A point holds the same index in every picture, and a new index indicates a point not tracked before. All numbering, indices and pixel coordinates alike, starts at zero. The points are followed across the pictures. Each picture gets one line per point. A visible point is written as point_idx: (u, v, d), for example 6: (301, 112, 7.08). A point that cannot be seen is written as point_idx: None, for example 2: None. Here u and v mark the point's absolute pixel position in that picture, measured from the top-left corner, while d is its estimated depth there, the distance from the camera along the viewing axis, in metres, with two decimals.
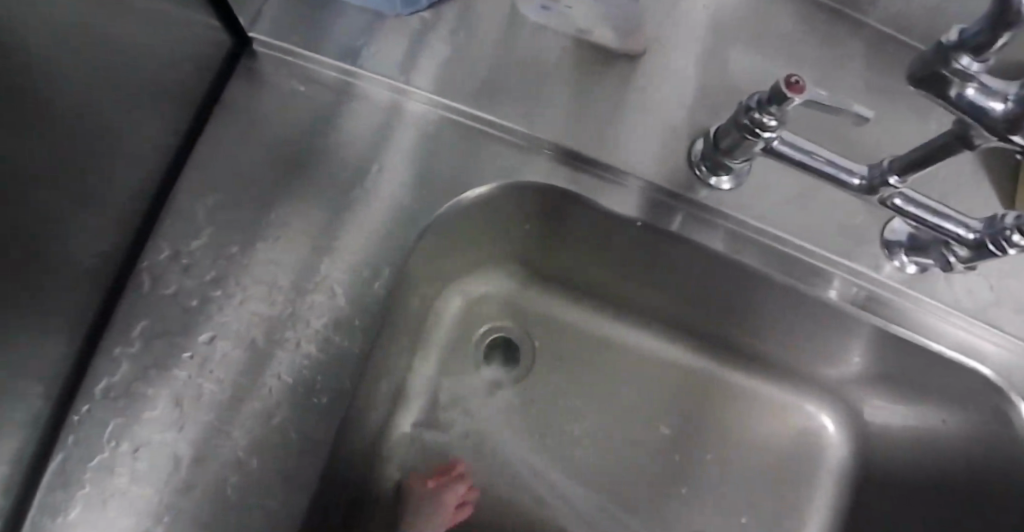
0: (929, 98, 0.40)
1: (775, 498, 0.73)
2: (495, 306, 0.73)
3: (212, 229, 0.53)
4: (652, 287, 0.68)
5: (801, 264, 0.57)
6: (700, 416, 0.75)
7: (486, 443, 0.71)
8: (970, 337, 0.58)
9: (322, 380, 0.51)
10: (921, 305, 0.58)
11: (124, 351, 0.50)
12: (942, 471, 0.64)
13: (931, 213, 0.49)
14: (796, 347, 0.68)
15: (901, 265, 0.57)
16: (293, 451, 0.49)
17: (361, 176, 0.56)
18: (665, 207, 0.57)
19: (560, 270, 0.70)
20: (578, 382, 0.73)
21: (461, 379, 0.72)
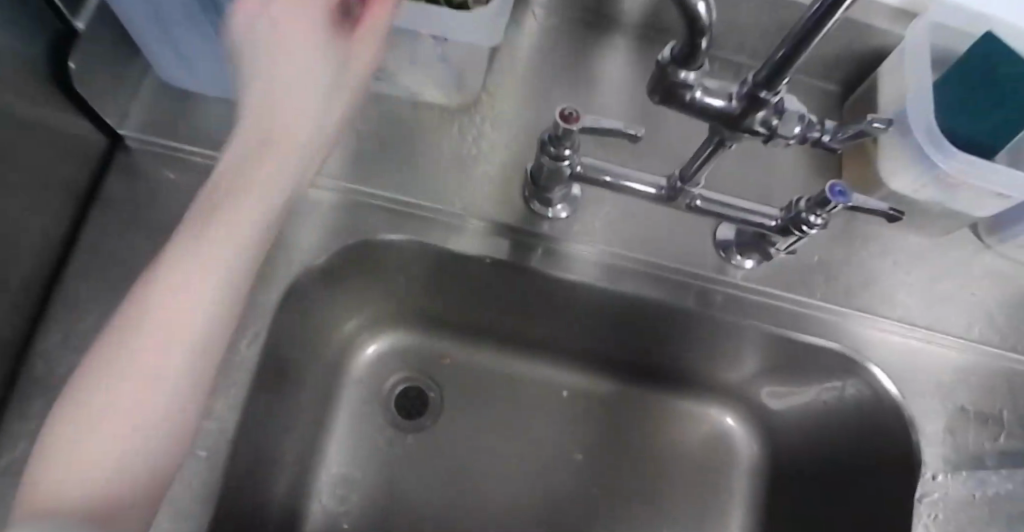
0: (675, 110, 0.46)
1: (699, 514, 0.71)
2: (401, 358, 0.76)
3: (99, 313, 0.57)
4: (542, 320, 0.72)
5: (659, 277, 0.62)
6: (613, 438, 0.75)
7: (406, 492, 0.71)
8: (819, 318, 0.63)
9: (207, 440, 0.55)
10: (772, 299, 0.63)
11: (19, 430, 0.53)
12: (831, 454, 0.67)
13: (733, 210, 0.56)
14: (687, 356, 0.72)
15: (740, 263, 0.63)
16: (179, 509, 0.53)
17: None
18: (609, 265, 0.62)
19: (453, 314, 0.74)
20: (489, 421, 0.75)
21: (374, 434, 0.73)
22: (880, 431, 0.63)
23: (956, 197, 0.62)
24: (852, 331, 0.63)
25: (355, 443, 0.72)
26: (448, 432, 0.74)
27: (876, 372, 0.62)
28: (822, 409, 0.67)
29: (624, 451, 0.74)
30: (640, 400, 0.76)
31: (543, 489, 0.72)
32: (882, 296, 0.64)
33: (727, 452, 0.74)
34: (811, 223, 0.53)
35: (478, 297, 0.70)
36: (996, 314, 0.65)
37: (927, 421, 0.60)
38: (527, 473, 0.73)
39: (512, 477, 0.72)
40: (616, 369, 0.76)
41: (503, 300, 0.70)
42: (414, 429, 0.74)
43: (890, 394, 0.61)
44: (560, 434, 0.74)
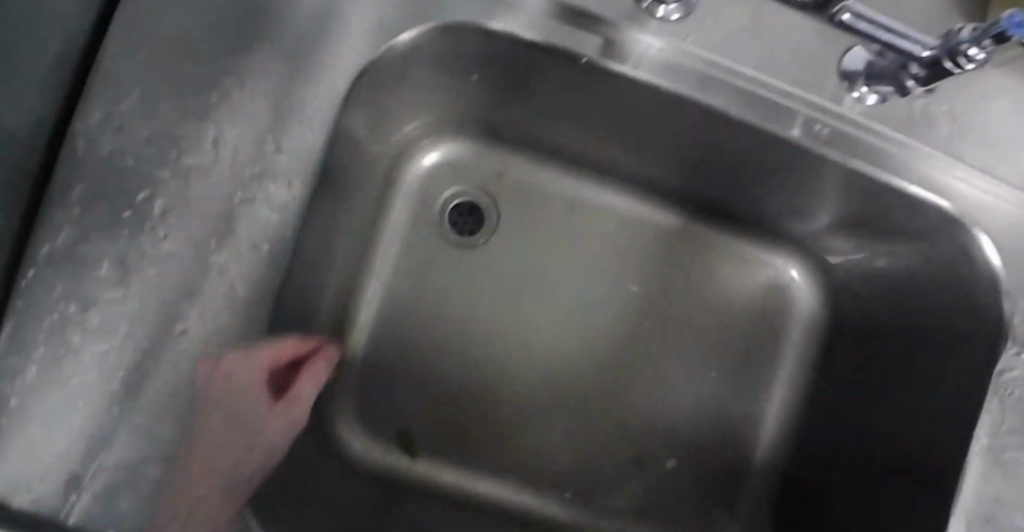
0: None
1: (747, 358, 0.71)
2: (457, 171, 0.70)
3: (141, 90, 0.51)
4: (616, 142, 0.65)
5: (761, 99, 0.54)
6: (670, 276, 0.71)
7: (452, 308, 0.69)
8: (929, 170, 0.54)
9: (264, 234, 0.53)
10: (894, 143, 0.54)
11: (64, 218, 0.50)
12: (894, 322, 0.64)
13: (882, 28, 0.46)
14: (769, 197, 0.65)
15: (862, 97, 0.54)
16: (236, 304, 0.52)
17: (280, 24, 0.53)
18: (671, 65, 0.54)
19: (518, 129, 0.67)
20: (544, 245, 0.71)
21: (423, 248, 0.69)
22: (963, 313, 0.57)
23: None
24: (964, 192, 0.54)
25: (407, 254, 0.69)
26: (499, 254, 0.70)
27: (982, 241, 0.54)
28: (899, 269, 0.62)
29: (678, 292, 0.71)
30: (705, 243, 0.71)
31: (592, 322, 0.71)
32: (1007, 158, 0.54)
33: (785, 303, 0.71)
34: (971, 56, 0.44)
35: (551, 108, 0.62)
36: None
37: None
38: (578, 306, 0.71)
39: (559, 308, 0.70)
40: (684, 204, 0.71)
41: (581, 110, 0.62)
42: (465, 247, 0.70)
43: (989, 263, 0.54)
44: (617, 270, 0.71)
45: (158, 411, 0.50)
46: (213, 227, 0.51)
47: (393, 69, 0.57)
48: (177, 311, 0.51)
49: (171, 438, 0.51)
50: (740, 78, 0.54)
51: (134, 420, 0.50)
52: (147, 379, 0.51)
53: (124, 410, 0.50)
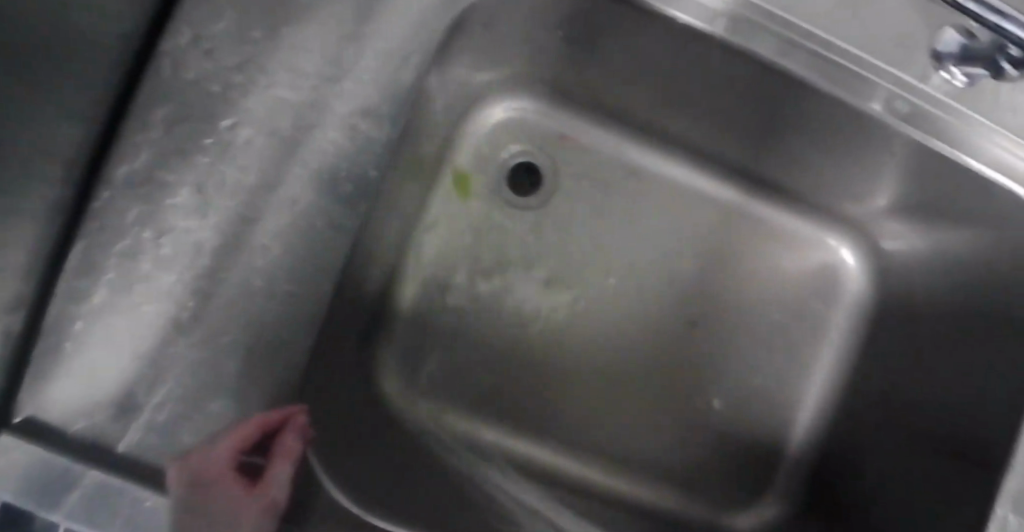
0: None
1: (791, 337, 0.72)
2: (519, 130, 0.69)
3: (231, 14, 0.49)
4: (685, 108, 0.65)
5: (846, 69, 0.54)
6: (720, 248, 0.71)
7: (502, 269, 0.68)
8: (1007, 155, 0.54)
9: (344, 170, 0.52)
10: (975, 125, 0.54)
11: (142, 139, 0.49)
12: (943, 308, 0.64)
13: (992, 12, 0.46)
14: (831, 174, 0.65)
15: (951, 77, 0.54)
16: (310, 240, 0.51)
17: None
18: (735, 17, 0.52)
19: (587, 91, 0.66)
20: (599, 210, 0.70)
21: (478, 204, 0.69)
22: (1018, 299, 0.57)
23: None
24: None
25: (461, 207, 0.68)
26: (552, 217, 0.70)
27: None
28: (953, 255, 0.63)
29: (728, 266, 0.71)
30: (758, 219, 0.72)
31: (642, 289, 0.70)
32: None
33: (832, 283, 0.72)
34: None
35: (627, 71, 0.62)
36: None
37: None
38: (630, 272, 0.70)
39: (610, 273, 0.70)
40: (742, 179, 0.71)
41: (657, 73, 0.61)
42: (521, 208, 0.69)
43: None
44: (671, 239, 0.71)
45: (227, 342, 0.50)
46: (294, 160, 0.51)
47: (477, 14, 0.55)
48: (252, 243, 0.50)
49: (240, 369, 0.50)
50: (835, 50, 0.53)
51: (203, 350, 0.49)
52: (217, 309, 0.49)
53: (193, 338, 0.49)
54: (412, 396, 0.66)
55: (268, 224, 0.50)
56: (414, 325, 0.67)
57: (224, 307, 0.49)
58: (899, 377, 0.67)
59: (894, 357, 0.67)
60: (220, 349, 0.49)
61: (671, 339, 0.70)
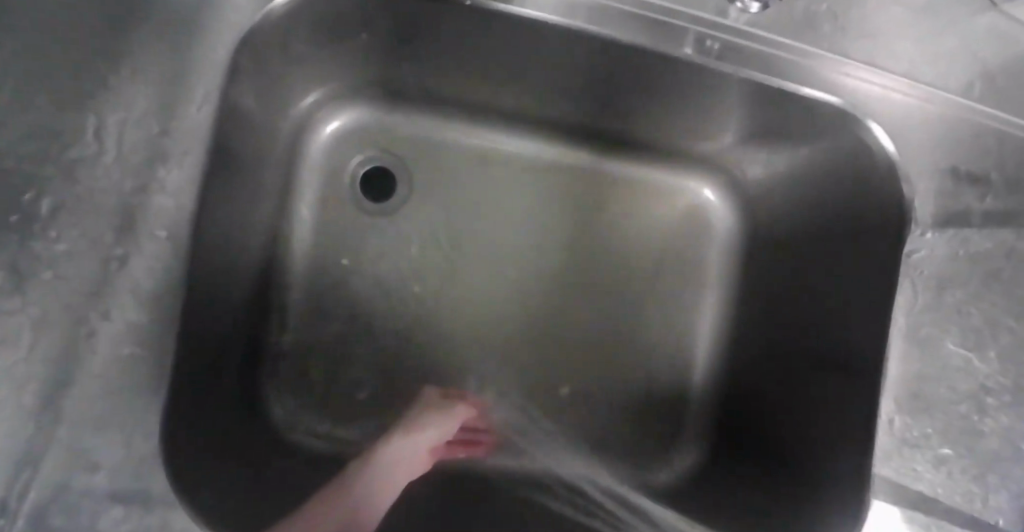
0: None
1: (674, 284, 0.73)
2: (364, 136, 0.69)
3: (10, 85, 0.48)
4: (521, 83, 0.65)
5: (650, 22, 0.55)
6: (589, 213, 0.73)
7: (378, 278, 0.69)
8: (818, 73, 0.56)
9: (164, 219, 0.49)
10: (784, 49, 0.55)
11: None
12: (800, 229, 0.66)
13: None
14: (669, 119, 0.66)
15: (744, 6, 0.55)
16: (148, 295, 0.49)
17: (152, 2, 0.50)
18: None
19: (420, 87, 0.66)
20: (461, 201, 0.71)
21: (338, 219, 0.69)
22: (859, 209, 0.60)
23: None
24: (855, 85, 0.56)
25: (324, 228, 0.68)
26: (419, 218, 0.70)
27: (873, 128, 0.56)
28: (798, 176, 0.65)
29: (602, 230, 0.73)
30: (618, 178, 0.73)
31: (521, 272, 0.71)
32: (884, 48, 0.56)
33: (703, 225, 0.73)
34: None
35: (454, 60, 0.62)
36: (998, 73, 0.57)
37: (920, 182, 0.56)
38: (506, 257, 0.71)
39: (482, 262, 0.71)
40: (596, 141, 0.71)
41: (479, 59, 0.62)
42: (383, 213, 0.70)
43: (885, 151, 0.56)
44: (538, 216, 0.72)
45: (83, 415, 0.48)
46: (112, 220, 0.49)
47: (269, 33, 0.53)
48: (84, 312, 0.48)
49: (101, 442, 0.48)
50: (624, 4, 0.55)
51: (59, 428, 0.48)
52: (67, 384, 0.48)
53: (45, 417, 0.48)
54: (311, 421, 0.66)
55: (100, 289, 0.49)
56: (298, 353, 0.67)
57: (76, 381, 0.48)
58: (773, 304, 0.68)
59: (771, 284, 0.69)
60: (79, 423, 0.48)
61: (557, 313, 0.71)
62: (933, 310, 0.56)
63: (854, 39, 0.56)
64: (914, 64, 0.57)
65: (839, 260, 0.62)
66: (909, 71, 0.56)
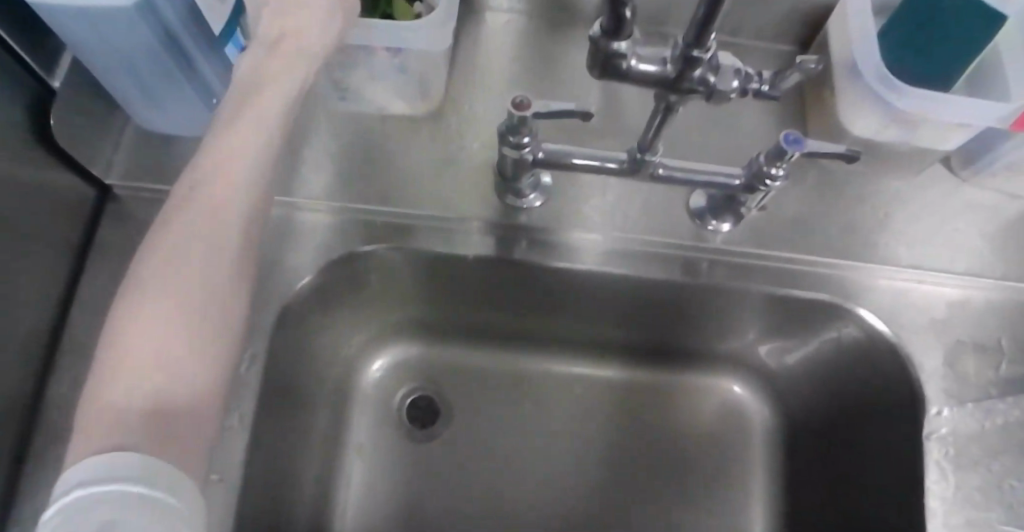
0: (613, 80, 0.47)
1: (724, 488, 0.72)
2: (407, 370, 0.78)
3: None
4: (538, 312, 0.72)
5: (626, 253, 0.62)
6: (631, 422, 0.75)
7: (427, 495, 0.72)
8: (797, 272, 0.61)
9: (221, 462, 0.55)
10: (761, 257, 0.62)
11: (40, 482, 0.55)
12: (829, 416, 0.67)
13: (699, 173, 0.56)
14: (681, 327, 0.71)
15: (716, 228, 0.62)
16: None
17: None
18: (528, 243, 0.63)
19: (454, 320, 0.75)
20: (504, 420, 0.76)
21: (388, 446, 0.74)
22: (885, 396, 0.61)
23: (918, 132, 0.60)
24: (841, 278, 0.61)
25: (377, 456, 0.73)
26: (464, 436, 0.75)
27: (863, 313, 0.60)
28: (818, 363, 0.66)
29: (639, 438, 0.74)
30: (643, 385, 0.77)
31: (565, 485, 0.73)
32: (863, 241, 0.62)
33: (740, 422, 0.74)
34: (774, 176, 0.54)
35: (477, 297, 0.71)
36: (978, 247, 0.63)
37: (927, 357, 0.59)
38: (551, 471, 0.73)
39: (523, 482, 0.73)
40: (622, 353, 0.77)
41: (498, 295, 0.70)
42: (430, 438, 0.75)
43: (884, 335, 0.60)
44: (578, 430, 0.75)
45: None
46: None
47: (318, 293, 0.64)
48: None
49: None
50: (611, 241, 0.63)
51: None
52: None
53: None
54: None
55: None
56: None
57: None
58: (833, 502, 0.66)
59: (817, 475, 0.68)
60: None
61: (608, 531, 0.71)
62: (978, 477, 0.55)
63: (820, 236, 0.62)
64: (895, 251, 0.62)
65: (869, 444, 0.63)
66: (889, 255, 0.62)
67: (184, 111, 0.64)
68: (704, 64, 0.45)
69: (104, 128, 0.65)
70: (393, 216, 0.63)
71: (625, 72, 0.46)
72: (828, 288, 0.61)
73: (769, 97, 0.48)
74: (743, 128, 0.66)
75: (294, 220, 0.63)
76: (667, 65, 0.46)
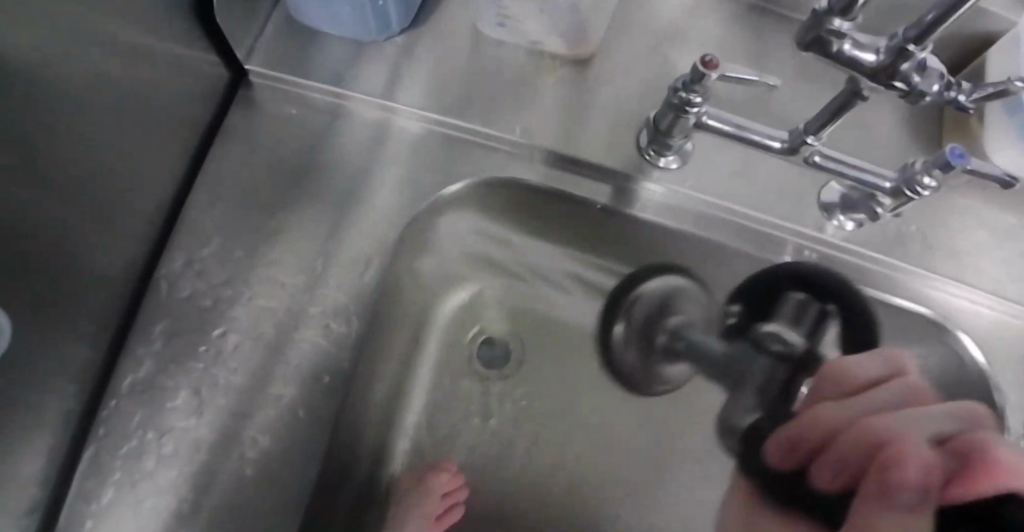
0: (816, 59, 0.46)
1: None
2: (486, 308, 0.77)
3: (220, 241, 0.59)
4: (629, 278, 0.73)
5: (745, 229, 0.62)
6: (692, 399, 0.77)
7: (487, 432, 0.74)
8: (907, 283, 0.62)
9: (324, 362, 0.57)
10: (879, 262, 0.62)
11: (146, 352, 0.56)
12: None
13: (854, 168, 0.55)
14: None
15: (841, 224, 0.61)
16: (299, 428, 0.55)
17: (340, 179, 0.63)
18: (650, 199, 0.63)
19: (545, 265, 0.75)
20: (572, 375, 0.76)
21: (457, 378, 0.75)
22: None
23: None
24: (945, 298, 0.62)
25: (443, 385, 0.74)
26: (530, 381, 0.77)
27: (964, 340, 0.62)
28: None
29: (697, 414, 0.77)
30: None
31: (620, 446, 0.75)
32: (975, 267, 0.62)
33: None
34: (925, 185, 0.53)
35: (577, 250, 0.71)
36: None
37: (1015, 392, 0.60)
38: (608, 430, 0.75)
39: (580, 434, 0.75)
40: None
41: (599, 250, 0.70)
42: (498, 377, 0.76)
43: (976, 361, 0.62)
44: None
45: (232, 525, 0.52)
46: (280, 359, 0.57)
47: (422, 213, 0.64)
48: (246, 437, 0.55)
49: None
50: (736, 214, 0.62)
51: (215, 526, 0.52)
52: (221, 496, 0.53)
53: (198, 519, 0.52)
54: None
55: (261, 416, 0.55)
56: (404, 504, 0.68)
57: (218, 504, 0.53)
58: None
59: None
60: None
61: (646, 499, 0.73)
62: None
63: (938, 251, 0.62)
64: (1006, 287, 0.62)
65: None
66: (996, 286, 0.62)
67: (345, 15, 0.62)
68: (913, 63, 0.45)
69: (251, 14, 0.63)
70: (519, 154, 0.64)
71: (836, 53, 0.45)
72: (931, 303, 0.63)
73: (962, 108, 0.48)
74: (880, 133, 0.65)
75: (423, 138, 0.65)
76: (880, 55, 0.45)
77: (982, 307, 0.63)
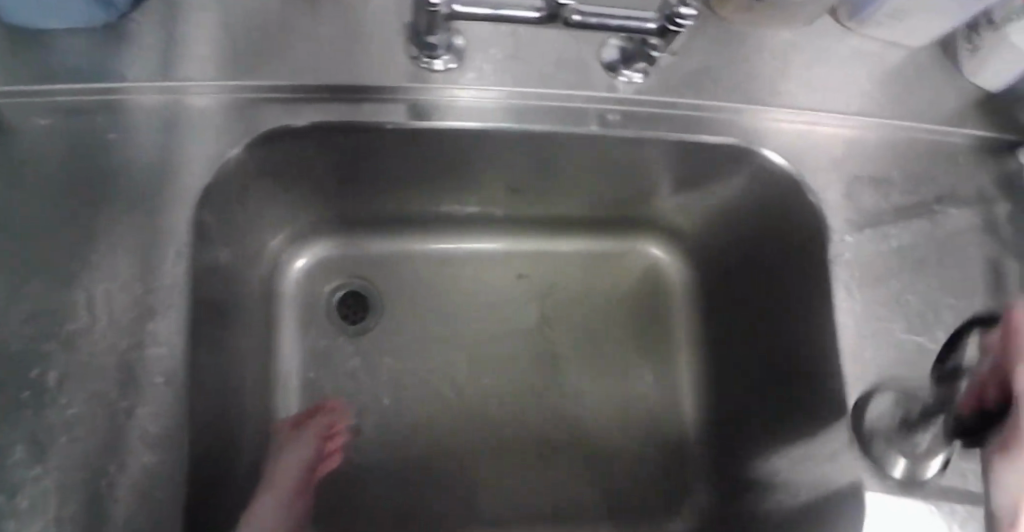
0: None
1: (640, 340, 0.79)
2: (332, 266, 0.77)
3: (3, 279, 0.52)
4: (461, 193, 0.72)
5: (544, 109, 0.61)
6: (557, 292, 0.79)
7: (368, 388, 0.75)
8: (711, 116, 0.63)
9: (161, 366, 0.52)
10: (674, 106, 0.62)
11: None
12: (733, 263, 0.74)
13: (614, 17, 0.54)
14: (607, 191, 0.72)
15: (628, 78, 0.62)
16: (156, 439, 0.51)
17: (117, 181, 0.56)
18: (441, 104, 0.61)
19: (375, 210, 0.74)
20: (440, 305, 0.78)
21: (324, 343, 0.75)
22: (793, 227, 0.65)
23: None
24: (750, 119, 0.63)
25: (312, 354, 0.75)
26: (398, 323, 0.77)
27: (766, 153, 0.63)
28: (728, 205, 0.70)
29: (565, 304, 0.79)
30: (566, 255, 0.80)
31: (499, 357, 0.77)
32: (769, 87, 0.63)
33: (657, 281, 0.80)
34: (685, 14, 0.53)
35: (401, 180, 0.69)
36: (871, 87, 0.65)
37: (829, 192, 0.63)
38: (485, 345, 0.77)
39: (460, 358, 0.77)
40: (546, 228, 0.78)
41: (418, 177, 0.69)
42: (361, 331, 0.76)
43: (783, 169, 0.63)
44: (506, 307, 0.78)
45: None
46: (112, 380, 0.51)
47: (223, 185, 0.59)
48: (104, 472, 0.49)
49: None
50: (527, 97, 0.61)
51: None
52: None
53: None
54: None
55: (110, 442, 0.50)
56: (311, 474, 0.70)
57: None
58: (745, 345, 0.73)
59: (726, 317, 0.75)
60: None
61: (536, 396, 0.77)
62: (877, 303, 0.60)
63: (727, 82, 0.63)
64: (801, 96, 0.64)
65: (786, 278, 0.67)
66: (791, 100, 0.63)
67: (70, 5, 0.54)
68: None
69: None
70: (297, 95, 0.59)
71: None
72: (738, 128, 0.63)
73: None
74: None
75: (183, 109, 0.58)
76: None
77: (785, 121, 0.63)
